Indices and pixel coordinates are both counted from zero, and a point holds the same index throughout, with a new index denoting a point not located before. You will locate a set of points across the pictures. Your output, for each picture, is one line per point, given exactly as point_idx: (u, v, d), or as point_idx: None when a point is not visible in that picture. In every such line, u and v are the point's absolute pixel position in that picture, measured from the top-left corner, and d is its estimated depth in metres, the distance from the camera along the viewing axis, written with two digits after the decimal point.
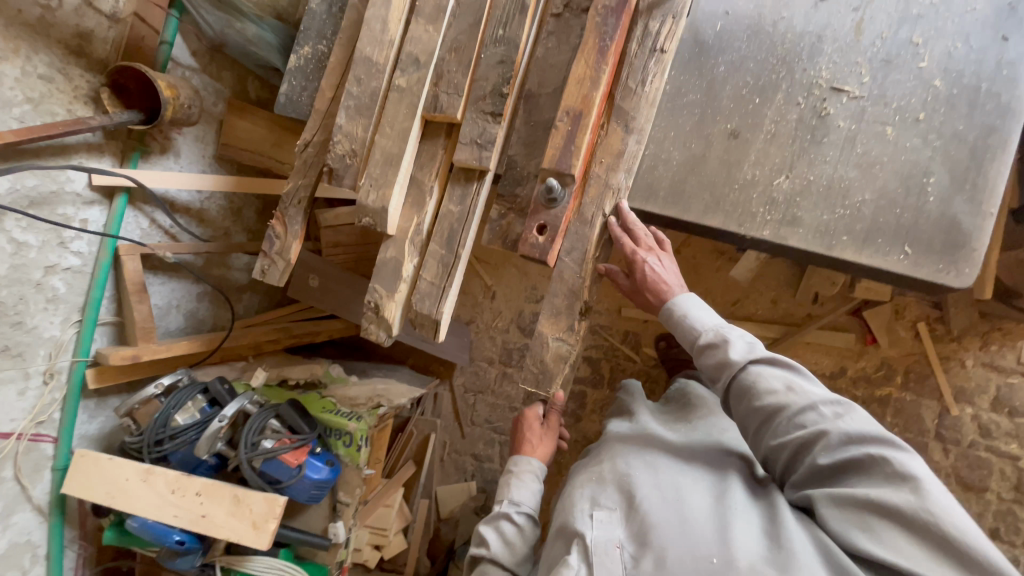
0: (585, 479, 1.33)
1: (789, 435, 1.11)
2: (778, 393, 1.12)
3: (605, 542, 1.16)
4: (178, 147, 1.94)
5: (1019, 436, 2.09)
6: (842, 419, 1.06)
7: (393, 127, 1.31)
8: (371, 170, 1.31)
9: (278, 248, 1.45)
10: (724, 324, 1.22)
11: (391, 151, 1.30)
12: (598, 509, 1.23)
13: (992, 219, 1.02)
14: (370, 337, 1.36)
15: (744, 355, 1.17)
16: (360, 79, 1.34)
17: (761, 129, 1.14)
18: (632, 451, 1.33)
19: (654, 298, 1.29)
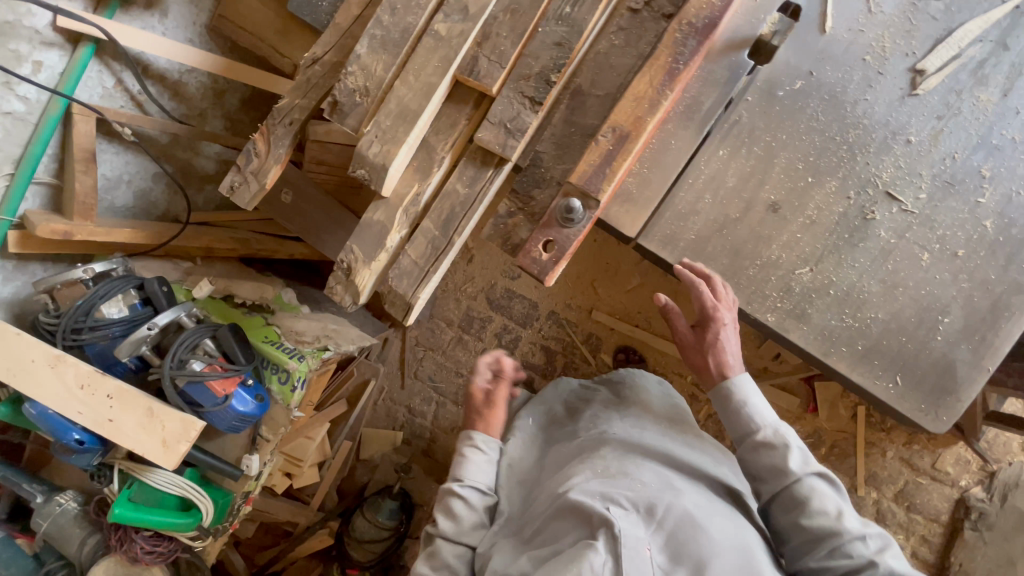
0: (592, 477, 1.24)
1: (834, 563, 1.07)
2: (830, 514, 1.09)
3: (629, 540, 1.04)
4: (167, 6, 1.69)
5: (908, 529, 2.25)
6: (890, 557, 1.05)
7: (417, 78, 1.14)
8: (381, 120, 1.15)
9: (255, 167, 1.28)
10: (782, 425, 1.20)
11: (408, 105, 1.14)
12: (619, 505, 1.11)
13: (986, 377, 1.00)
14: (333, 297, 1.25)
15: (801, 467, 1.14)
16: (395, 8, 1.16)
17: (802, 212, 1.06)
18: (649, 468, 1.26)
19: (716, 369, 1.29)
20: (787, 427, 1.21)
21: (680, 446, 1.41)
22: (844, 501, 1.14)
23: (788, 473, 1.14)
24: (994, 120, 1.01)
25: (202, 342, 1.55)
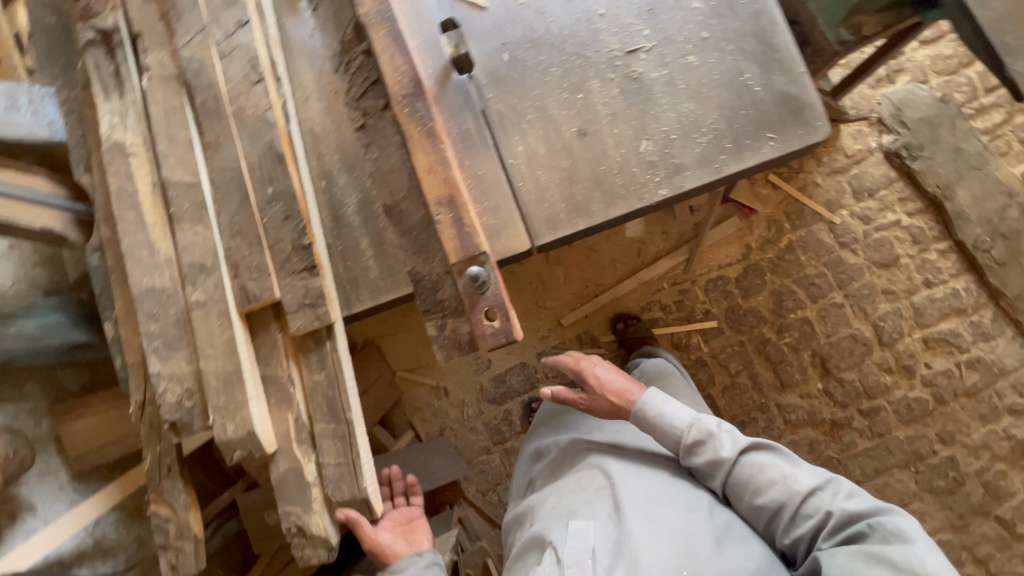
0: (561, 500, 1.33)
1: (800, 529, 1.12)
2: (779, 483, 1.15)
3: (580, 553, 1.17)
4: (29, 498, 1.59)
5: (889, 205, 2.43)
6: (847, 499, 1.09)
7: (214, 345, 1.14)
8: (214, 402, 1.13)
9: (175, 531, 1.21)
10: (700, 417, 1.27)
11: (226, 370, 1.13)
12: (575, 520, 1.24)
13: (807, 76, 1.17)
14: (310, 563, 1.17)
15: (732, 448, 1.21)
16: (154, 313, 1.16)
17: (601, 115, 1.19)
18: (607, 461, 1.34)
19: (620, 399, 1.39)
20: (706, 414, 1.29)
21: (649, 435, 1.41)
22: (786, 457, 1.20)
23: (716, 462, 1.21)
24: None
25: None
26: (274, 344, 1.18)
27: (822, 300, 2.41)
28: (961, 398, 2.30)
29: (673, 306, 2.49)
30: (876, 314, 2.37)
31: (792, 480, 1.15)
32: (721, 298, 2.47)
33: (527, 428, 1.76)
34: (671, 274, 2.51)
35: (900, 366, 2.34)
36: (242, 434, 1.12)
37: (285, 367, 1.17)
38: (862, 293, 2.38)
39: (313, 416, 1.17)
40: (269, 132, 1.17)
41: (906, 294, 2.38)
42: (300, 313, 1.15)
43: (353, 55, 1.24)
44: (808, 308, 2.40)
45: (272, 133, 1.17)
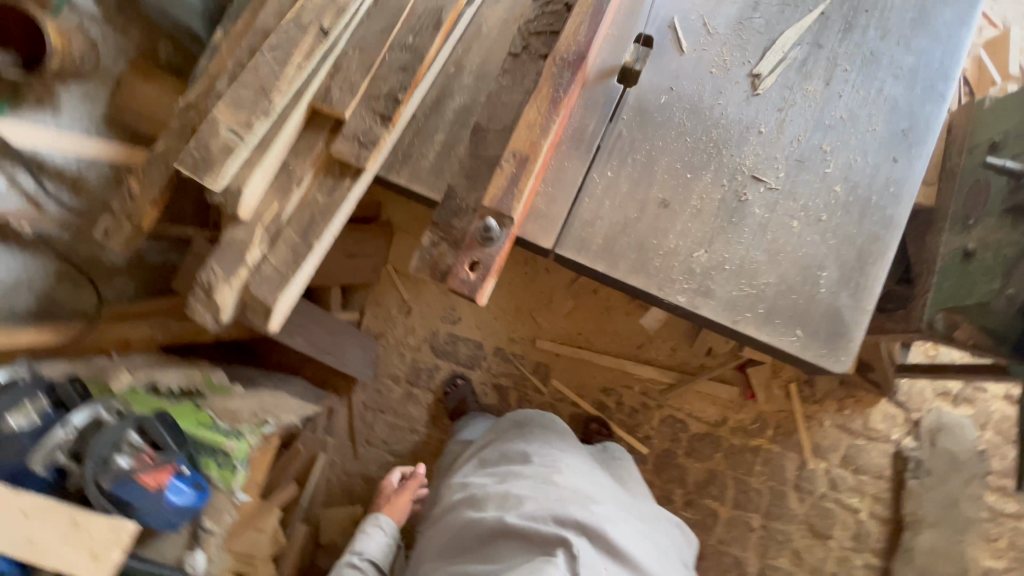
0: (547, 499, 1.47)
1: None
2: None
3: (592, 562, 1.32)
4: (60, 101, 1.67)
5: (860, 490, 2.42)
6: None
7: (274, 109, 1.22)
8: None
9: (129, 209, 1.30)
10: None
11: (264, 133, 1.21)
12: (571, 529, 1.37)
13: (868, 316, 1.14)
14: (194, 318, 1.22)
15: None
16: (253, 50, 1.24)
17: (689, 203, 1.21)
18: (591, 495, 1.49)
19: None
20: None
21: (612, 484, 1.62)
22: None
23: None
24: (823, 104, 1.23)
25: (126, 436, 1.41)
26: (312, 147, 1.25)
27: (740, 511, 2.45)
28: None
29: (627, 410, 2.54)
30: (771, 559, 2.41)
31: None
32: (667, 437, 2.50)
33: (496, 425, 1.90)
34: (648, 384, 2.52)
35: None
36: (232, 186, 1.18)
37: (303, 169, 1.23)
38: (777, 536, 2.42)
39: (290, 221, 1.23)
40: (446, 1, 1.26)
41: (807, 568, 2.40)
42: (348, 142, 1.22)
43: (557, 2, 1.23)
44: (724, 505, 2.44)
45: (447, 3, 1.25)
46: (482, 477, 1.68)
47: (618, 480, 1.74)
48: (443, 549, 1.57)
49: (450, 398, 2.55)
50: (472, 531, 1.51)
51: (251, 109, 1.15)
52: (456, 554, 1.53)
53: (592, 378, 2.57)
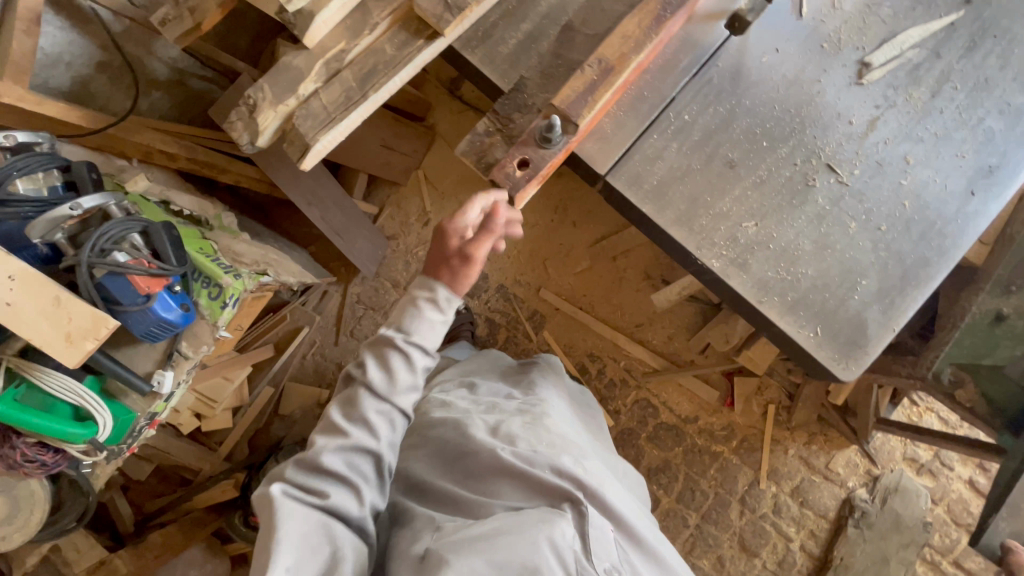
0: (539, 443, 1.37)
1: None
2: None
3: (595, 521, 1.20)
4: None
5: (799, 521, 2.46)
6: None
7: None
8: None
9: (194, 5, 1.24)
10: None
11: None
12: (567, 478, 1.27)
13: (890, 335, 1.12)
14: (230, 133, 1.20)
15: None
16: None
17: (755, 171, 1.16)
18: (581, 448, 1.42)
19: None
20: None
21: (590, 440, 1.57)
22: None
23: None
24: (923, 115, 1.17)
25: (129, 236, 1.42)
26: None
27: (680, 506, 2.48)
28: None
29: (605, 380, 2.53)
30: (694, 556, 2.46)
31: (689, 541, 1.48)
32: (635, 418, 2.51)
33: (479, 364, 1.85)
34: (634, 363, 2.51)
35: None
36: (306, 8, 1.12)
37: (381, 14, 1.16)
38: (707, 538, 2.46)
39: (352, 64, 1.17)
40: None
41: None
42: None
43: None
44: (668, 496, 2.48)
45: None
46: (463, 402, 1.59)
47: (591, 432, 1.69)
48: (421, 469, 1.42)
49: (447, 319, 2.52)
50: (456, 458, 1.39)
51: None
52: (435, 475, 1.38)
53: (582, 341, 2.56)
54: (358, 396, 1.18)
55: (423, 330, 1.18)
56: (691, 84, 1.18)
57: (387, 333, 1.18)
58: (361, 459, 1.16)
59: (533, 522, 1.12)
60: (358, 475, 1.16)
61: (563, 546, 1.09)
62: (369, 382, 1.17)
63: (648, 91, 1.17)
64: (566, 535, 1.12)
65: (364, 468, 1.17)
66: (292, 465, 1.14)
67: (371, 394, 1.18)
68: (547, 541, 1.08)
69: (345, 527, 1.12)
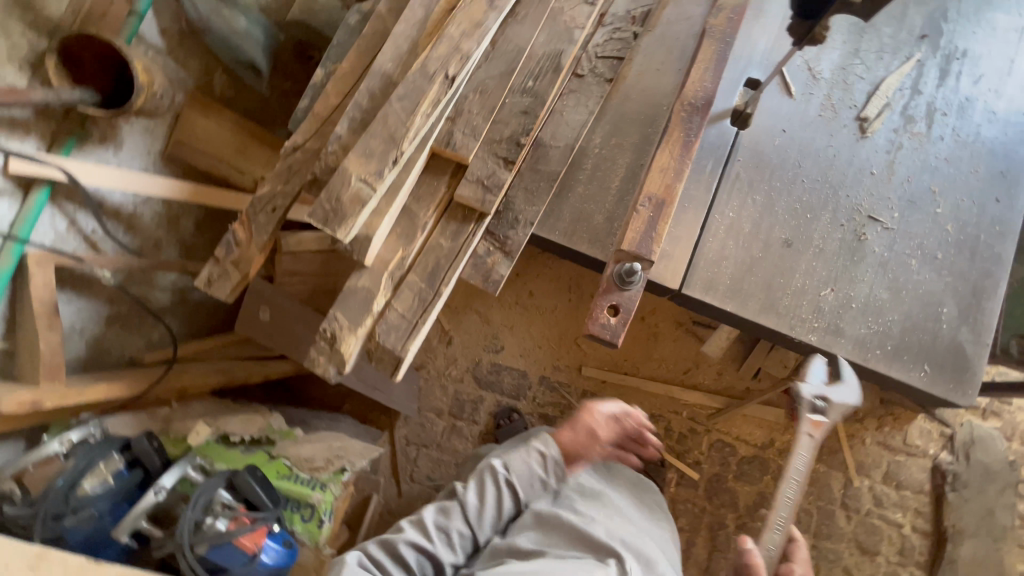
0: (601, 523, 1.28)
1: None
2: None
3: None
4: (122, 138, 1.59)
5: (903, 505, 2.39)
6: None
7: None
8: None
9: (235, 256, 1.24)
10: None
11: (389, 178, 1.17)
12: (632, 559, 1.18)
13: (988, 350, 1.20)
14: (315, 370, 1.18)
15: None
16: (373, 92, 1.20)
17: (812, 243, 1.24)
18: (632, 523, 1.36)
19: None
20: None
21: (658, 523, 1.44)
22: None
23: None
24: (928, 147, 1.29)
25: (217, 497, 1.34)
26: (434, 191, 1.22)
27: None
28: None
29: (675, 435, 2.51)
30: None
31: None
32: (717, 462, 2.49)
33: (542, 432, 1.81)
34: (695, 408, 2.51)
35: None
36: (359, 234, 1.15)
37: (427, 214, 1.20)
38: (828, 555, 2.41)
39: (414, 265, 1.20)
40: (565, 45, 1.24)
41: None
42: (472, 186, 1.19)
43: (624, 30, 1.34)
44: None
45: (566, 46, 1.24)
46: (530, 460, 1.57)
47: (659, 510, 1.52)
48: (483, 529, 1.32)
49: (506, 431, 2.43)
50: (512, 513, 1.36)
51: (380, 159, 1.12)
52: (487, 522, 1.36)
53: (640, 404, 2.53)
54: (443, 504, 1.30)
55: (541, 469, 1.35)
56: (725, 184, 1.26)
57: (490, 463, 1.35)
58: (439, 549, 1.24)
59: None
60: (431, 542, 1.24)
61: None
62: (463, 503, 1.29)
63: (691, 202, 1.24)
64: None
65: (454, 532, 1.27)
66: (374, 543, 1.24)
67: (460, 500, 1.30)
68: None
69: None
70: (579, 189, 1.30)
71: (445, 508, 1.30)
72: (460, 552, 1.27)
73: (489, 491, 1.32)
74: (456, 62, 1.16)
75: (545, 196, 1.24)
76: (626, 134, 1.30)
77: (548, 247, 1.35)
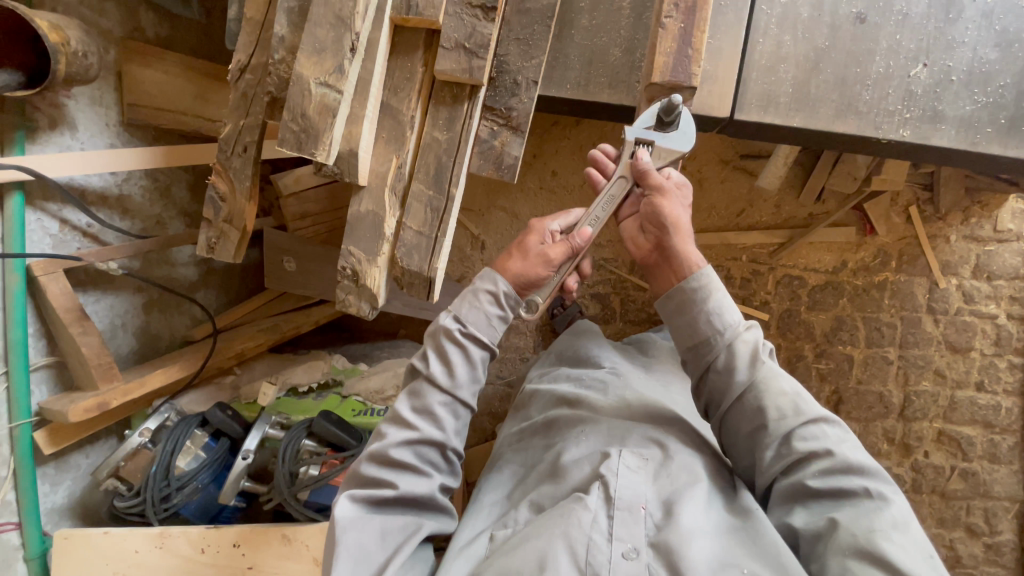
0: (602, 429, 1.05)
1: None
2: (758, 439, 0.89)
3: (630, 503, 0.87)
4: (73, 116, 1.42)
5: (997, 296, 2.21)
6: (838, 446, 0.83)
7: None
8: None
9: (226, 214, 1.12)
10: None
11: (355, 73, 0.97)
12: (628, 454, 0.96)
13: None
14: (349, 311, 1.09)
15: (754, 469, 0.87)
16: None
17: (892, 10, 0.96)
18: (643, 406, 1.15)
19: None
20: None
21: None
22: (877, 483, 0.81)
23: None
24: None
25: (302, 445, 1.38)
26: (411, 75, 1.02)
27: (874, 348, 2.31)
28: (935, 496, 2.34)
29: (738, 282, 2.36)
30: (914, 387, 2.30)
31: (804, 400, 0.87)
32: (786, 297, 2.35)
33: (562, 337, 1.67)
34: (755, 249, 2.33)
35: (902, 442, 2.34)
36: (344, 151, 0.99)
37: (411, 105, 1.01)
38: (917, 362, 2.29)
39: (415, 171, 1.05)
40: None
41: (952, 385, 2.29)
42: (453, 54, 0.98)
43: None
44: (858, 348, 2.31)
45: None
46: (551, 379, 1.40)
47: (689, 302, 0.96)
48: (504, 451, 1.19)
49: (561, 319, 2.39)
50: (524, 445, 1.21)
51: (335, 51, 0.92)
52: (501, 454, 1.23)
53: None
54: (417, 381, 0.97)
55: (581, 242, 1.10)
56: None
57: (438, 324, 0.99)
58: (420, 433, 0.92)
59: (552, 516, 0.86)
60: (418, 431, 0.92)
61: (588, 540, 0.82)
62: (432, 379, 0.94)
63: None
64: (592, 531, 0.83)
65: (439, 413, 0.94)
66: (364, 459, 0.91)
67: (429, 374, 0.95)
68: (566, 544, 0.81)
69: (411, 486, 0.90)
70: (583, 21, 1.03)
71: (416, 389, 0.96)
72: (460, 420, 0.97)
73: (456, 359, 0.96)
74: None
75: (544, 42, 1.00)
76: None
77: (561, 107, 1.13)
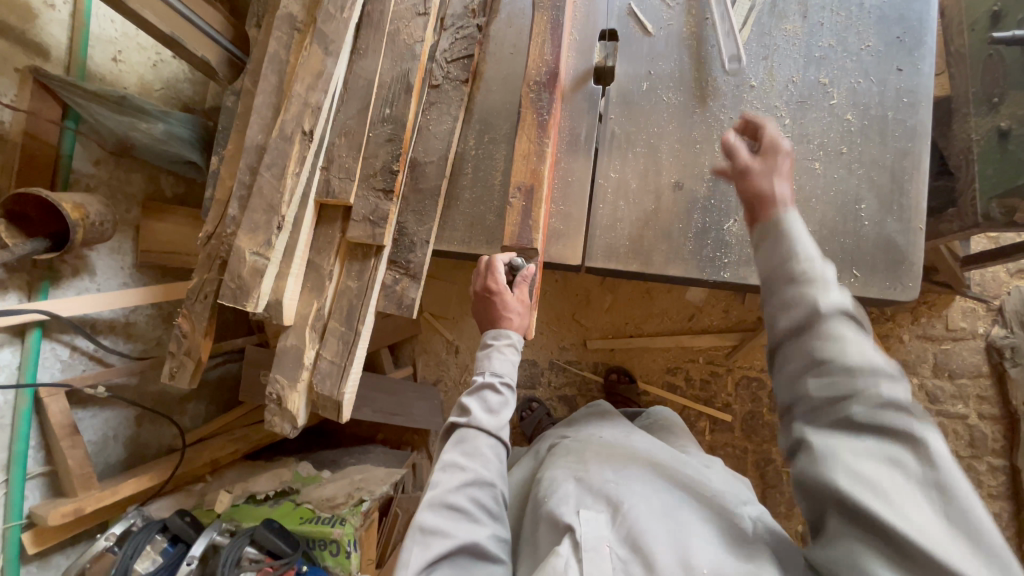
0: (562, 478, 1.05)
1: None
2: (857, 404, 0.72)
3: (596, 545, 0.89)
4: (93, 264, 1.78)
5: (964, 396, 2.08)
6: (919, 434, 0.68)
7: None
8: None
9: (185, 348, 1.37)
10: None
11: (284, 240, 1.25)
12: (587, 506, 0.96)
13: (921, 234, 1.12)
14: (274, 430, 1.29)
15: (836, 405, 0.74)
16: (252, 168, 1.29)
17: (703, 178, 1.20)
18: (608, 443, 1.16)
19: None
20: None
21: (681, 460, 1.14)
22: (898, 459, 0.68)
23: None
24: (809, 39, 1.22)
25: (244, 551, 1.50)
26: (331, 240, 1.29)
27: None
28: None
29: (697, 383, 2.41)
30: None
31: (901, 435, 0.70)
32: (748, 399, 2.36)
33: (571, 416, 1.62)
34: (711, 352, 2.38)
35: None
36: (272, 300, 1.24)
37: (331, 262, 1.27)
38: None
39: (333, 312, 1.28)
40: (409, 63, 1.26)
41: None
42: (361, 225, 1.24)
43: (468, 26, 1.32)
44: None
45: (412, 64, 1.26)
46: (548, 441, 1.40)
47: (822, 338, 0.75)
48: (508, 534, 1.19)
49: (528, 422, 2.45)
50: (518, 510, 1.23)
51: (265, 229, 1.21)
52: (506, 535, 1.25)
53: (654, 362, 2.46)
54: (461, 431, 1.07)
55: (499, 364, 1.10)
56: (603, 147, 1.25)
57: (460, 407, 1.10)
58: (484, 525, 0.98)
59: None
60: (483, 522, 0.98)
61: None
62: (475, 421, 1.06)
63: (573, 176, 1.24)
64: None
65: (490, 503, 1.01)
66: (421, 507, 0.97)
67: (471, 421, 1.06)
68: None
69: None
70: (466, 195, 1.32)
71: (471, 447, 1.04)
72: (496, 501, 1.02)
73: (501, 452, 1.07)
74: (308, 116, 1.22)
75: (433, 212, 1.27)
76: (496, 128, 1.32)
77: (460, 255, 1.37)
